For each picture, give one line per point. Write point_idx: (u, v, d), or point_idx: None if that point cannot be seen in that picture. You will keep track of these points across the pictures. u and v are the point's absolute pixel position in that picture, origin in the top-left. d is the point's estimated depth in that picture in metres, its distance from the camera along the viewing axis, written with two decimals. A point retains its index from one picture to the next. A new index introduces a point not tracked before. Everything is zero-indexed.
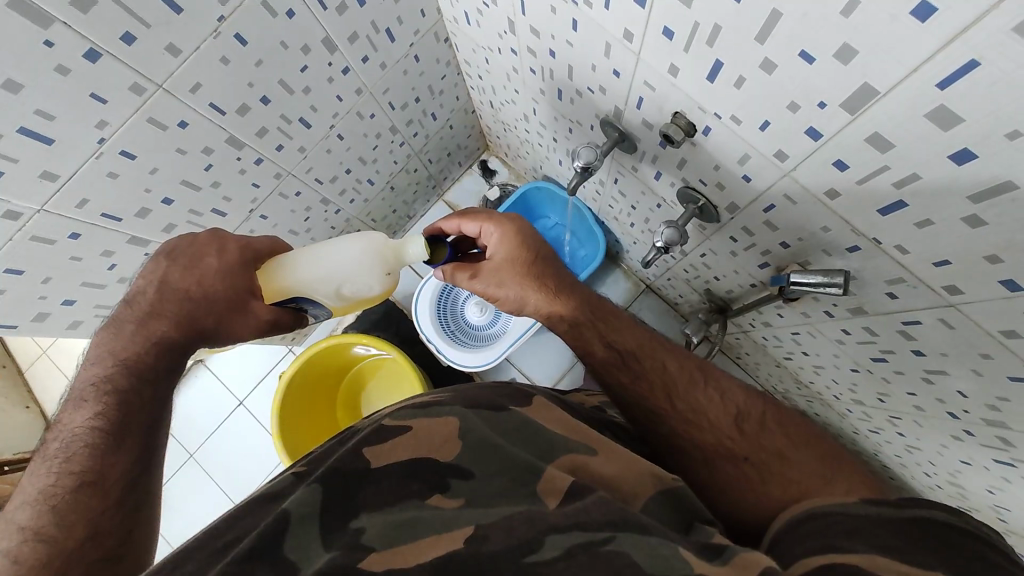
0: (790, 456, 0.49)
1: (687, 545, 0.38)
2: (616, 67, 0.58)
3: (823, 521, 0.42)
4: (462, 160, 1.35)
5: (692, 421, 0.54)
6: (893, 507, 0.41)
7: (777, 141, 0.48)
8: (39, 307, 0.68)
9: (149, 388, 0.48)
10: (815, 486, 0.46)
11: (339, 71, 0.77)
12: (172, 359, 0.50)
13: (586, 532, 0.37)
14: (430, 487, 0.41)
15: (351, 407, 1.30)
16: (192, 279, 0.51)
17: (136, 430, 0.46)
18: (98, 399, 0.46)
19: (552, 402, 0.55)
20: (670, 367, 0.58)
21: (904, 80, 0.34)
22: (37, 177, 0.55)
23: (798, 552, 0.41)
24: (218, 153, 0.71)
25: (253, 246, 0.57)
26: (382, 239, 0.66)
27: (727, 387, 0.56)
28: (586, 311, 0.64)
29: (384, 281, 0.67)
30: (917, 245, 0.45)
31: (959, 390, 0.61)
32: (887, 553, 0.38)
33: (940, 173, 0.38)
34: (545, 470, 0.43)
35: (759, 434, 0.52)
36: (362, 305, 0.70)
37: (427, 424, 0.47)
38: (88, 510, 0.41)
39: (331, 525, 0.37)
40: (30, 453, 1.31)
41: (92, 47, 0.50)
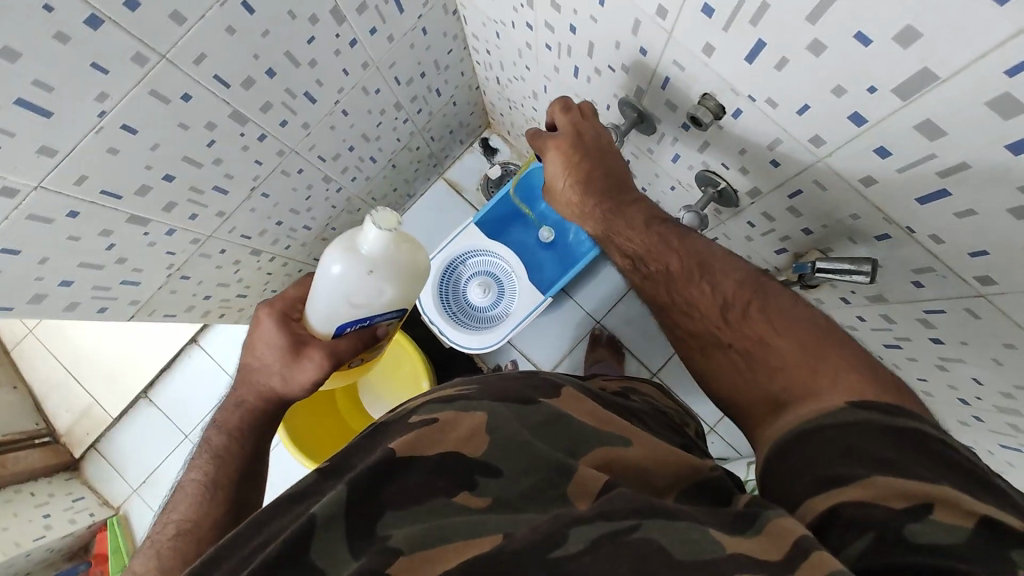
0: (774, 346, 0.48)
1: (717, 524, 0.38)
2: (644, 44, 0.56)
3: (818, 438, 0.42)
4: (463, 138, 1.32)
5: (688, 314, 0.55)
6: (884, 413, 0.40)
7: (815, 126, 0.46)
8: (35, 288, 0.65)
9: (240, 443, 0.54)
10: (799, 379, 0.46)
11: (346, 44, 0.74)
12: (256, 415, 0.56)
13: (611, 522, 0.36)
14: (456, 484, 0.40)
15: (351, 393, 1.29)
16: (250, 354, 0.56)
17: (227, 482, 0.51)
18: (204, 464, 0.53)
19: (582, 392, 0.54)
20: (673, 268, 0.57)
21: (967, 67, 0.33)
22: (35, 152, 0.52)
23: (796, 485, 0.41)
24: (221, 129, 0.68)
25: (282, 300, 0.59)
26: (342, 244, 0.56)
27: (719, 276, 0.54)
28: (611, 207, 0.63)
29: (380, 275, 0.56)
30: (953, 234, 0.45)
31: (974, 378, 0.61)
32: (885, 472, 0.38)
33: (991, 163, 0.37)
34: (576, 468, 0.42)
35: (743, 323, 0.51)
36: (411, 294, 0.60)
37: (453, 417, 0.45)
38: (187, 552, 0.46)
39: (360, 530, 0.37)
40: (20, 434, 1.28)
41: (94, 13, 0.47)
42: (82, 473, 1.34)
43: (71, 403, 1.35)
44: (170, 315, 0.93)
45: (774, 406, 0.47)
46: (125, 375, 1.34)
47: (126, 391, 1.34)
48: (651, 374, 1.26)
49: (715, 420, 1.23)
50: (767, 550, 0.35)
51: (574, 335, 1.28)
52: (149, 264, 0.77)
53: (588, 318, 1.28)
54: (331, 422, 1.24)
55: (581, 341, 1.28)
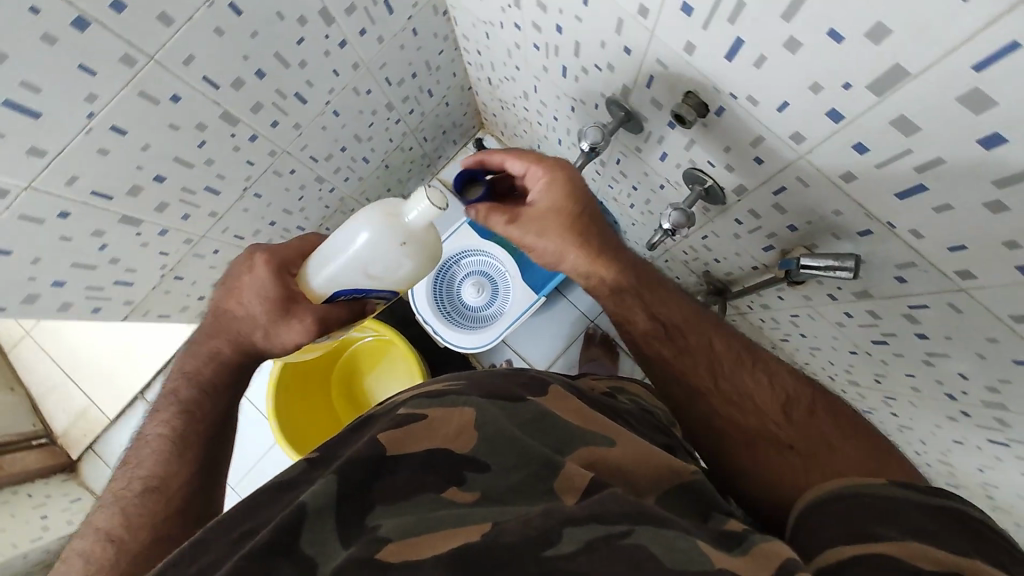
0: (835, 446, 0.50)
1: (704, 535, 0.38)
2: (627, 44, 0.57)
3: (854, 504, 0.43)
4: (457, 138, 1.32)
5: (736, 402, 0.57)
6: (923, 493, 0.42)
7: (794, 123, 0.47)
8: (27, 288, 0.66)
9: (206, 405, 0.57)
10: (864, 465, 0.47)
11: (336, 45, 0.74)
12: (223, 378, 0.59)
13: (603, 524, 0.36)
14: (447, 480, 0.41)
15: (345, 392, 1.30)
16: (234, 300, 0.58)
17: (194, 442, 0.55)
18: (167, 417, 0.55)
19: (567, 390, 0.54)
20: (717, 348, 0.60)
21: (935, 63, 0.33)
22: (25, 153, 0.52)
23: (828, 537, 0.41)
24: (212, 130, 0.69)
25: (279, 252, 0.59)
26: (383, 207, 0.57)
27: (775, 370, 0.58)
28: (636, 272, 0.65)
29: (410, 248, 0.58)
30: (932, 229, 0.45)
31: (960, 372, 0.61)
32: (921, 540, 0.38)
33: (964, 157, 0.37)
34: (563, 466, 0.43)
35: (806, 421, 0.54)
36: (422, 276, 0.62)
37: (443, 414, 0.46)
38: (150, 512, 0.50)
39: (349, 521, 0.37)
40: (17, 436, 1.28)
41: (80, 15, 0.47)
42: (79, 474, 1.34)
43: (68, 405, 1.36)
44: (164, 315, 0.94)
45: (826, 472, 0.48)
46: (121, 376, 1.35)
47: (123, 392, 1.34)
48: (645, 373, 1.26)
49: None
50: (754, 568, 0.35)
51: (568, 333, 1.28)
52: (142, 265, 0.78)
53: (583, 317, 1.29)
54: (324, 420, 1.24)
55: (576, 341, 1.28)
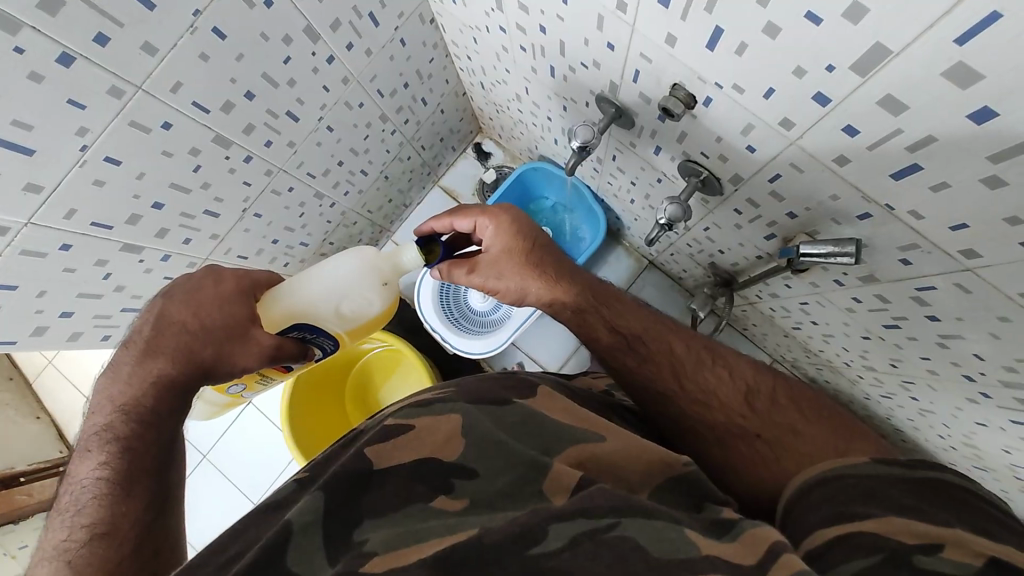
0: (802, 431, 0.50)
1: (695, 525, 0.39)
2: (610, 40, 0.56)
3: (837, 484, 0.43)
4: (456, 145, 1.32)
5: (703, 403, 0.55)
6: (906, 467, 0.43)
7: (782, 110, 0.46)
8: (36, 320, 0.67)
9: (153, 431, 0.47)
10: (832, 448, 0.47)
11: (324, 61, 0.75)
12: (171, 396, 0.49)
13: (590, 520, 0.36)
14: (434, 489, 0.41)
15: (359, 403, 1.30)
16: (189, 309, 0.50)
17: (145, 475, 0.45)
18: (102, 448, 0.45)
19: (557, 390, 0.55)
20: (678, 352, 0.59)
21: (916, 40, 0.32)
22: (21, 190, 0.53)
23: (813, 520, 0.42)
24: (206, 153, 0.69)
25: (246, 274, 0.57)
26: (374, 253, 0.66)
27: (735, 364, 0.57)
28: (595, 293, 0.65)
29: (387, 291, 0.68)
30: (931, 209, 0.44)
31: (976, 353, 0.59)
32: (904, 515, 0.39)
33: (956, 133, 0.36)
34: (550, 467, 0.43)
35: (771, 411, 0.53)
36: (371, 325, 0.70)
37: (430, 424, 0.47)
38: (106, 560, 0.41)
39: (334, 537, 0.37)
40: (45, 463, 1.31)
41: (65, 51, 0.48)
42: None
43: None
44: None
45: (799, 459, 0.48)
46: None
47: None
48: None
49: None
50: (741, 554, 0.36)
51: None
52: (148, 291, 0.79)
53: None
54: (336, 429, 1.25)
55: None
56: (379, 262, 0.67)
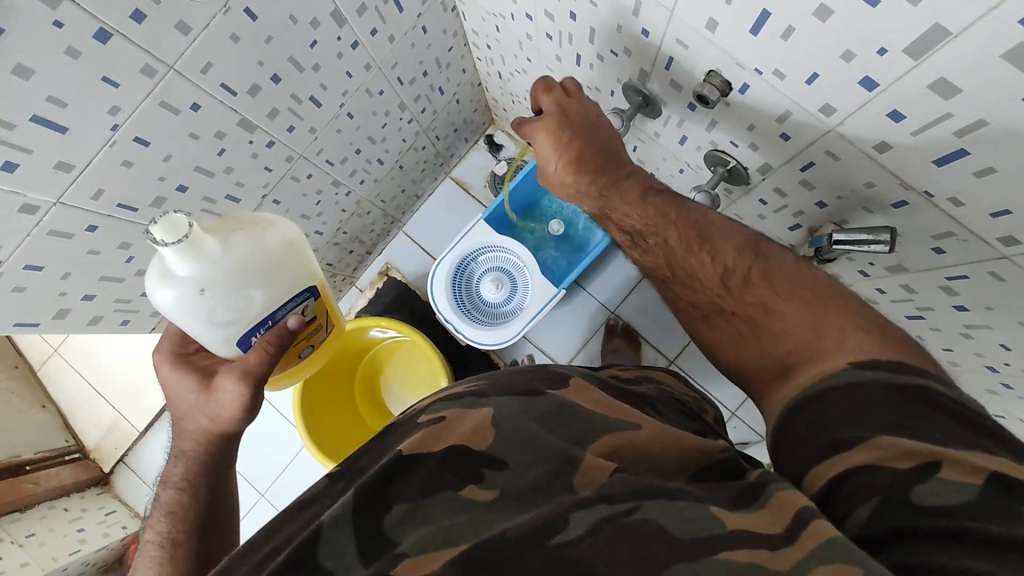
0: (781, 310, 0.48)
1: (719, 501, 0.38)
2: (646, 26, 0.56)
3: (820, 408, 0.42)
4: (468, 135, 1.32)
5: (688, 284, 0.54)
6: (889, 371, 0.41)
7: (824, 96, 0.46)
8: (59, 303, 0.66)
9: (189, 492, 0.52)
10: (808, 346, 0.46)
11: (348, 46, 0.74)
12: (202, 462, 0.53)
13: (610, 506, 0.36)
14: (462, 477, 0.40)
15: (369, 397, 1.29)
16: (174, 396, 0.54)
17: (185, 537, 0.50)
18: (154, 522, 0.51)
19: (590, 382, 0.52)
20: (672, 240, 0.55)
21: (978, 20, 0.32)
22: (53, 168, 0.53)
23: (806, 456, 0.41)
24: (231, 137, 0.69)
25: (167, 338, 0.55)
26: (166, 281, 0.49)
27: (717, 245, 0.53)
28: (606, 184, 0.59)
29: (217, 288, 0.49)
30: (972, 196, 0.44)
31: (1001, 343, 0.60)
32: (889, 432, 0.38)
33: (1009, 118, 0.36)
34: (583, 459, 0.41)
35: (749, 291, 0.50)
36: (289, 280, 0.53)
37: (460, 414, 0.45)
38: None
39: (366, 531, 0.37)
40: (50, 451, 1.30)
41: (102, 27, 0.47)
42: (112, 488, 1.37)
43: (99, 419, 1.38)
44: None
45: (782, 369, 0.47)
46: (149, 389, 1.36)
47: (151, 405, 1.36)
48: (669, 362, 1.25)
49: (735, 405, 1.22)
50: (768, 522, 0.36)
51: (589, 326, 1.28)
52: None
53: (602, 309, 1.28)
54: (348, 425, 1.24)
55: (596, 333, 1.28)
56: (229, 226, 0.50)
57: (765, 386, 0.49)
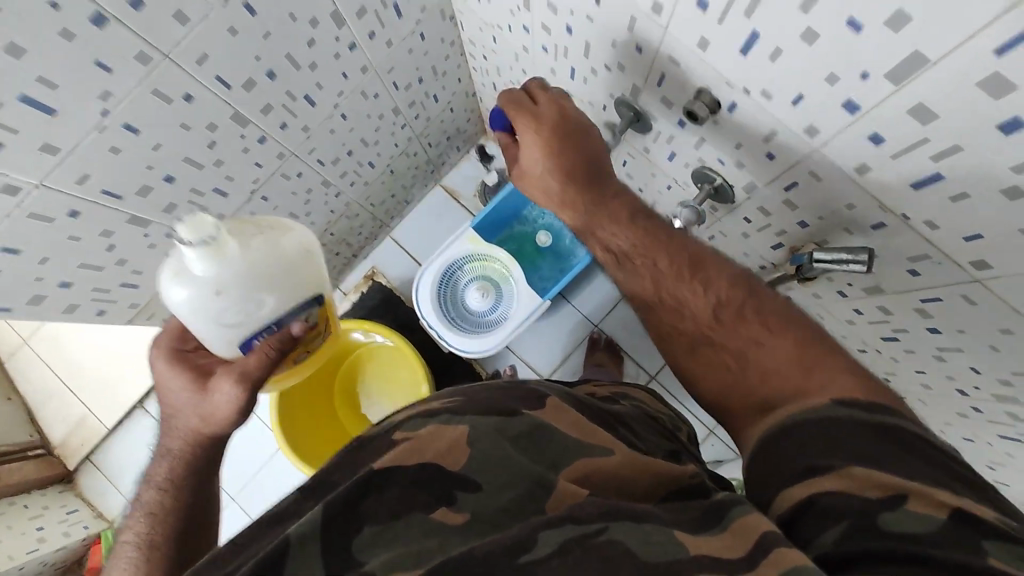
0: (765, 343, 0.49)
1: (683, 525, 0.38)
2: (640, 42, 0.57)
3: (792, 434, 0.43)
4: (460, 145, 1.33)
5: (675, 312, 0.55)
6: (864, 409, 0.41)
7: (809, 117, 0.47)
8: (35, 289, 0.65)
9: (172, 493, 0.51)
10: (790, 378, 0.46)
11: (346, 47, 0.75)
12: (189, 462, 0.53)
13: (578, 525, 0.35)
14: (435, 498, 0.38)
15: (348, 400, 1.28)
16: (167, 395, 0.53)
17: (162, 541, 0.49)
18: (135, 523, 0.50)
19: (566, 402, 0.49)
20: (661, 266, 0.56)
21: (957, 48, 0.34)
22: (38, 149, 0.52)
23: (778, 479, 0.42)
24: (222, 130, 0.69)
25: (167, 333, 0.54)
26: (181, 278, 0.48)
27: (711, 277, 0.53)
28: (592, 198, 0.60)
29: (231, 292, 0.48)
30: (947, 220, 0.46)
31: (972, 367, 0.61)
32: (861, 462, 0.38)
33: (984, 144, 0.38)
34: (556, 482, 0.40)
35: (735, 323, 0.51)
36: (299, 287, 0.52)
37: (435, 431, 0.42)
38: None
39: (333, 547, 0.35)
40: (14, 446, 1.26)
41: (99, 11, 0.47)
42: (77, 485, 1.34)
43: (67, 414, 1.34)
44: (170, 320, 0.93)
45: (764, 404, 0.47)
46: (121, 385, 1.33)
47: (122, 401, 1.33)
48: (650, 377, 1.26)
49: (714, 423, 1.24)
50: (731, 546, 0.35)
51: (572, 339, 1.28)
52: (148, 267, 0.77)
53: (586, 323, 1.29)
54: (327, 430, 1.23)
55: (579, 346, 1.28)
56: (250, 229, 0.50)
57: (743, 419, 0.49)
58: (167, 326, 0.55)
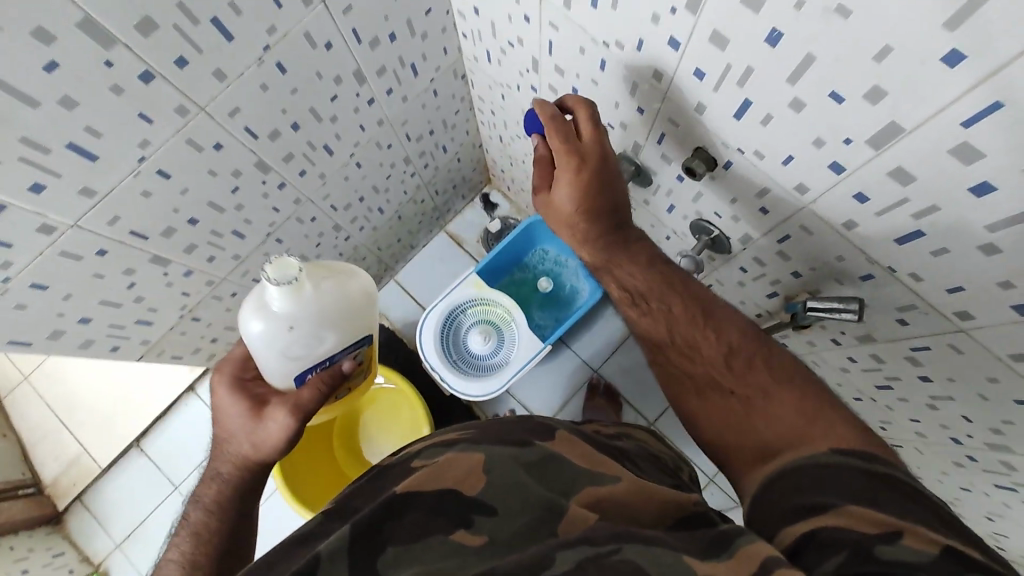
0: (772, 394, 0.51)
1: (691, 551, 0.38)
2: (641, 104, 0.62)
3: (793, 478, 0.45)
4: (465, 193, 1.38)
5: (685, 355, 0.57)
6: (864, 459, 0.43)
7: (799, 176, 0.51)
8: (55, 324, 0.67)
9: (218, 516, 0.53)
10: (794, 429, 0.48)
11: (365, 102, 0.80)
12: (236, 488, 0.54)
13: (593, 546, 0.36)
14: (454, 522, 0.39)
15: (347, 441, 1.28)
16: (223, 419, 0.55)
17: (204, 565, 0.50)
18: (181, 543, 0.51)
19: (575, 435, 0.51)
20: (674, 310, 0.59)
21: (930, 119, 0.38)
22: (77, 192, 0.56)
23: (781, 516, 0.43)
24: (246, 176, 0.72)
25: (230, 360, 0.56)
26: (258, 312, 0.51)
27: (724, 325, 0.56)
28: (612, 240, 0.65)
29: (302, 330, 0.51)
30: (930, 273, 0.49)
31: (964, 415, 0.63)
32: (859, 503, 0.40)
33: (959, 204, 0.41)
34: (568, 508, 0.41)
35: (745, 372, 0.53)
36: (356, 328, 0.55)
37: (453, 458, 0.44)
38: None
39: (359, 566, 0.37)
40: (5, 484, 1.24)
41: (148, 69, 0.52)
42: (64, 528, 1.29)
43: (61, 452, 1.33)
44: (177, 357, 0.94)
45: (768, 453, 0.49)
46: (119, 422, 1.33)
47: (119, 439, 1.32)
48: (649, 424, 1.26)
49: (714, 471, 1.23)
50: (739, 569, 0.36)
51: (572, 383, 1.30)
52: (164, 305, 0.79)
53: (586, 367, 1.30)
54: (324, 471, 1.22)
55: (579, 391, 1.29)
56: (324, 272, 0.52)
57: (745, 465, 0.51)
58: (231, 352, 0.57)
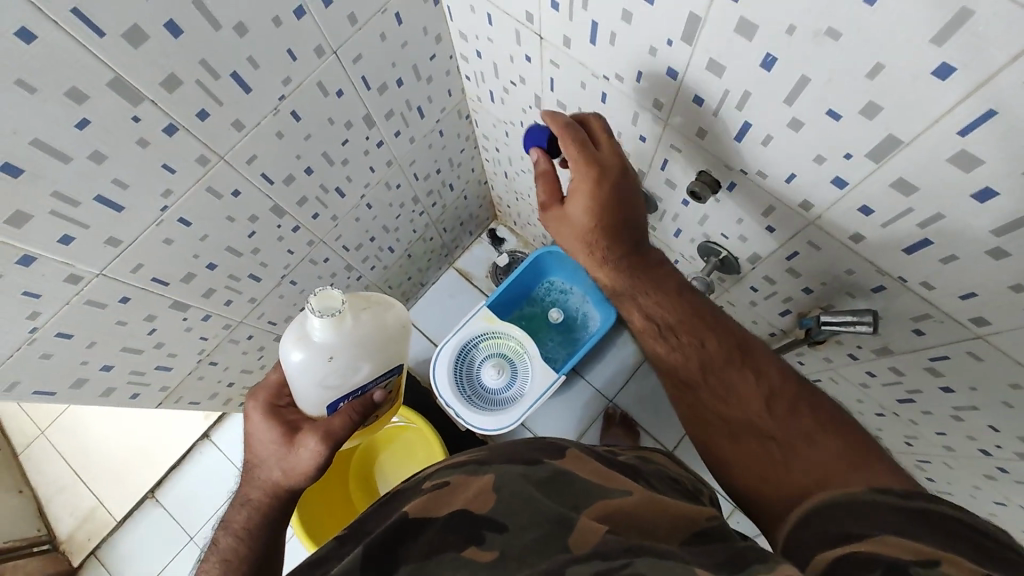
0: (815, 440, 0.49)
1: (704, 563, 0.37)
2: (643, 133, 0.63)
3: (828, 511, 0.43)
4: (473, 229, 1.40)
5: (721, 397, 0.55)
6: (903, 496, 0.41)
7: (802, 192, 0.52)
8: (78, 372, 0.68)
9: (247, 542, 0.52)
10: (835, 473, 0.46)
11: (374, 145, 0.83)
12: (267, 514, 0.54)
13: (605, 561, 0.36)
14: (465, 538, 0.39)
15: (362, 483, 1.26)
16: (257, 444, 0.56)
17: None
18: (209, 568, 0.50)
19: (586, 453, 0.51)
20: (708, 347, 0.56)
21: (925, 131, 0.39)
22: (103, 242, 0.58)
23: (815, 547, 0.41)
24: (262, 221, 0.75)
25: (265, 387, 0.58)
26: (297, 344, 0.51)
27: (763, 367, 0.54)
28: (633, 264, 0.62)
29: (342, 359, 0.51)
30: (942, 281, 0.49)
31: (990, 425, 0.62)
32: (897, 533, 0.38)
33: (963, 210, 0.42)
34: (579, 520, 0.40)
35: (787, 418, 0.51)
36: (391, 358, 0.55)
37: (464, 480, 0.45)
38: None
39: None
40: (22, 541, 1.23)
41: (172, 122, 0.54)
42: None
43: (77, 506, 1.31)
44: (194, 403, 0.95)
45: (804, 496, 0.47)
46: (135, 473, 1.33)
47: (134, 490, 1.31)
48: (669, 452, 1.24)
49: None
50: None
51: (588, 413, 1.28)
52: (182, 349, 0.80)
53: (600, 397, 1.29)
54: (339, 511, 1.20)
55: (595, 421, 1.28)
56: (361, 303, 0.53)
57: (777, 507, 0.48)
58: (264, 379, 0.58)
